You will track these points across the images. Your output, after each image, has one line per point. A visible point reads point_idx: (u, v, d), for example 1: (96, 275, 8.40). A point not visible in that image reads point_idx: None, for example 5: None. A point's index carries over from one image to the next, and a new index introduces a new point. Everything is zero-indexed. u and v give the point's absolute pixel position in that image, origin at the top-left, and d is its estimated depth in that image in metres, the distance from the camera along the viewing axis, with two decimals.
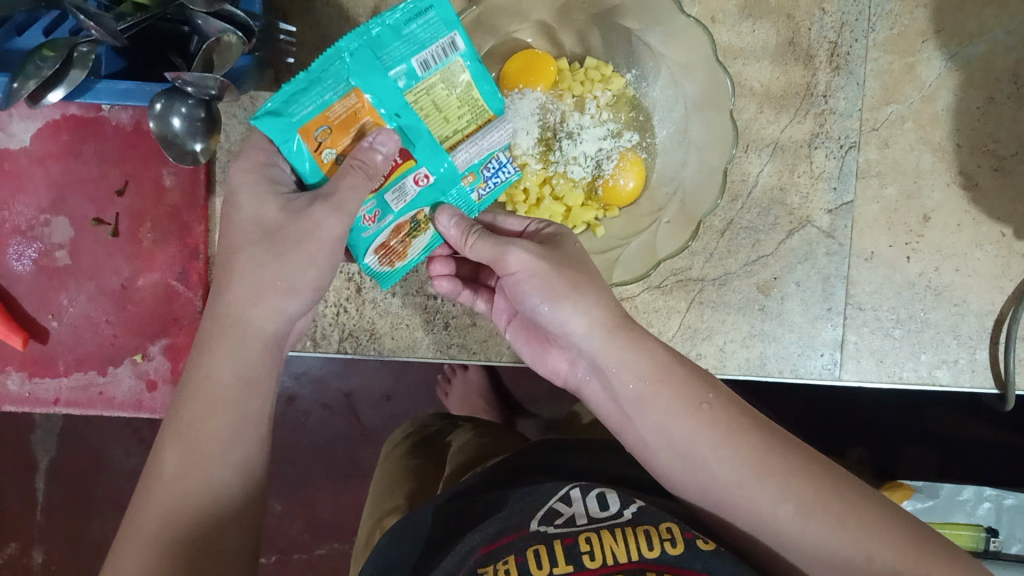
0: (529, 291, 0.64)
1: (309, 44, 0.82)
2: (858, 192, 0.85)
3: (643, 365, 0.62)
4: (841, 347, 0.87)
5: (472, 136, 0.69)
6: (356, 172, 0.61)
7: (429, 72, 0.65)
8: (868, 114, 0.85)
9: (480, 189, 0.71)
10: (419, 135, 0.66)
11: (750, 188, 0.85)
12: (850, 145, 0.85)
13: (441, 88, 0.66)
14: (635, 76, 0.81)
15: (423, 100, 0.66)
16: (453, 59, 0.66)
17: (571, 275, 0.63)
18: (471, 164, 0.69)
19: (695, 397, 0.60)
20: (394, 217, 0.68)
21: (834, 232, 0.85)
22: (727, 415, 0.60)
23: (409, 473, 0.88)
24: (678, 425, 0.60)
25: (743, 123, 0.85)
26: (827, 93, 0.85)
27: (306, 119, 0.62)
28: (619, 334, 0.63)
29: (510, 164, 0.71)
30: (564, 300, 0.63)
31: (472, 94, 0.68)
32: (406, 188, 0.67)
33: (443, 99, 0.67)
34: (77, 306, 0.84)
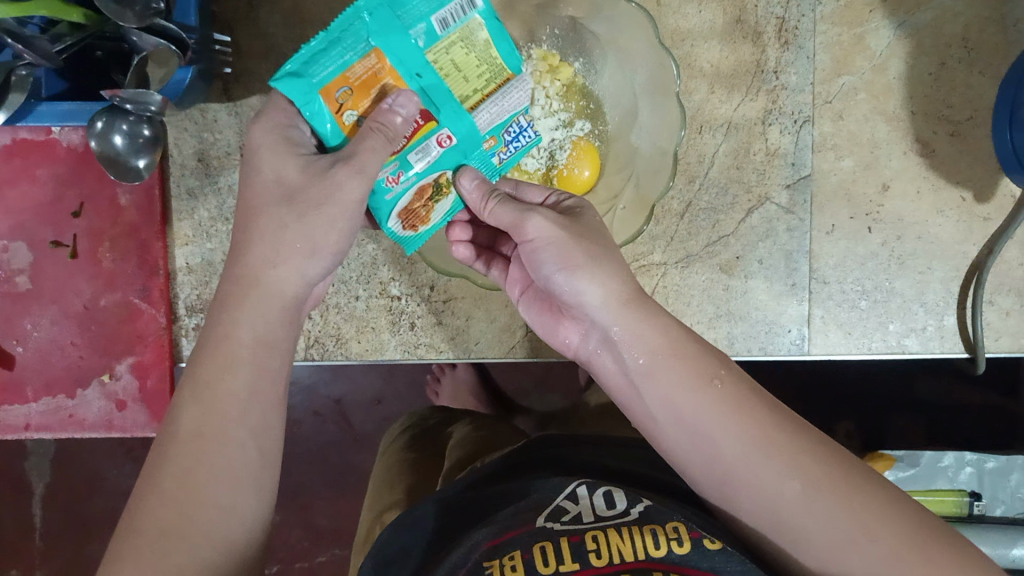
0: (545, 259, 0.62)
1: (255, 52, 0.82)
2: (815, 165, 0.85)
3: (655, 337, 0.60)
4: (809, 321, 0.87)
5: (492, 96, 0.66)
6: (376, 135, 0.60)
7: (448, 31, 0.63)
8: (821, 87, 0.85)
9: (501, 152, 0.69)
10: (442, 96, 0.64)
11: (706, 168, 0.85)
12: (804, 119, 0.85)
13: (460, 47, 0.63)
14: (582, 65, 0.80)
15: (442, 60, 0.63)
16: (472, 17, 0.63)
17: (593, 245, 0.63)
18: (493, 126, 0.67)
19: (707, 372, 0.58)
20: (416, 177, 0.66)
21: (793, 207, 0.85)
22: (738, 392, 0.58)
23: (406, 470, 0.88)
24: (685, 399, 0.58)
25: (694, 105, 0.85)
26: (777, 69, 0.84)
27: (328, 80, 0.61)
28: (632, 307, 0.61)
29: (529, 127, 0.69)
30: (581, 270, 0.61)
31: (494, 49, 0.65)
32: (429, 150, 0.65)
33: (462, 58, 0.64)
34: (42, 330, 0.84)
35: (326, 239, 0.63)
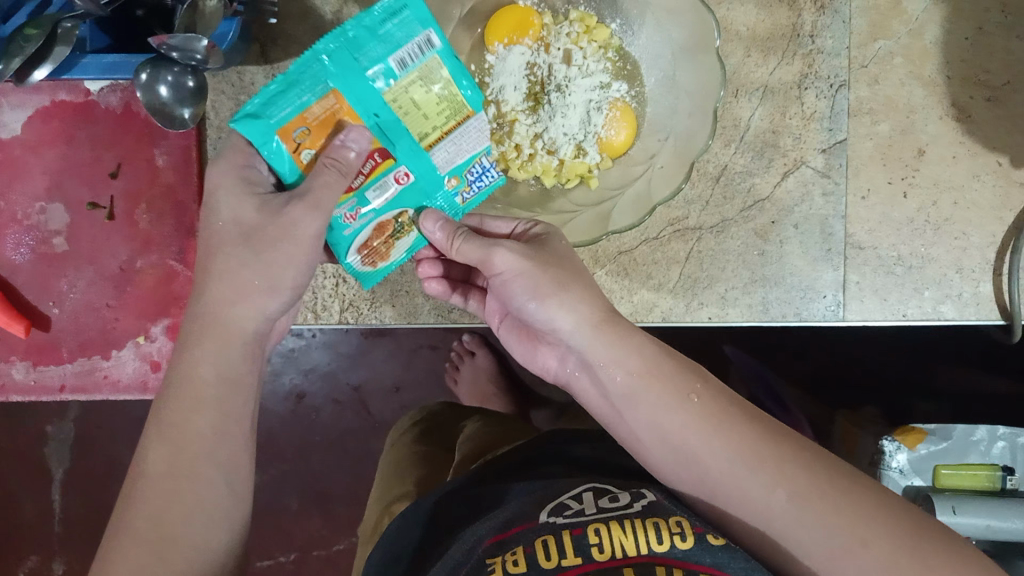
0: (517, 291, 0.64)
1: (293, 16, 0.82)
2: (851, 130, 0.85)
3: (631, 359, 0.61)
4: (844, 287, 0.86)
5: (451, 133, 0.67)
6: (330, 171, 0.61)
7: (406, 71, 0.63)
8: (856, 52, 0.85)
9: (465, 191, 0.71)
10: (400, 136, 0.65)
11: (742, 132, 0.85)
12: (840, 84, 0.85)
13: (419, 86, 0.64)
14: (620, 26, 0.82)
15: (401, 99, 0.64)
16: (430, 56, 0.63)
17: (557, 270, 0.63)
18: (452, 164, 0.68)
19: (684, 388, 0.59)
20: (375, 214, 0.68)
21: (829, 171, 0.85)
22: (716, 406, 0.58)
23: (418, 461, 0.87)
24: (669, 419, 0.59)
25: (731, 68, 0.85)
26: (814, 33, 0.84)
27: (285, 120, 0.62)
28: (601, 327, 0.62)
29: (494, 168, 0.71)
30: (553, 295, 0.62)
31: (452, 89, 0.65)
32: (387, 186, 0.67)
33: (422, 97, 0.65)
34: (77, 291, 0.85)
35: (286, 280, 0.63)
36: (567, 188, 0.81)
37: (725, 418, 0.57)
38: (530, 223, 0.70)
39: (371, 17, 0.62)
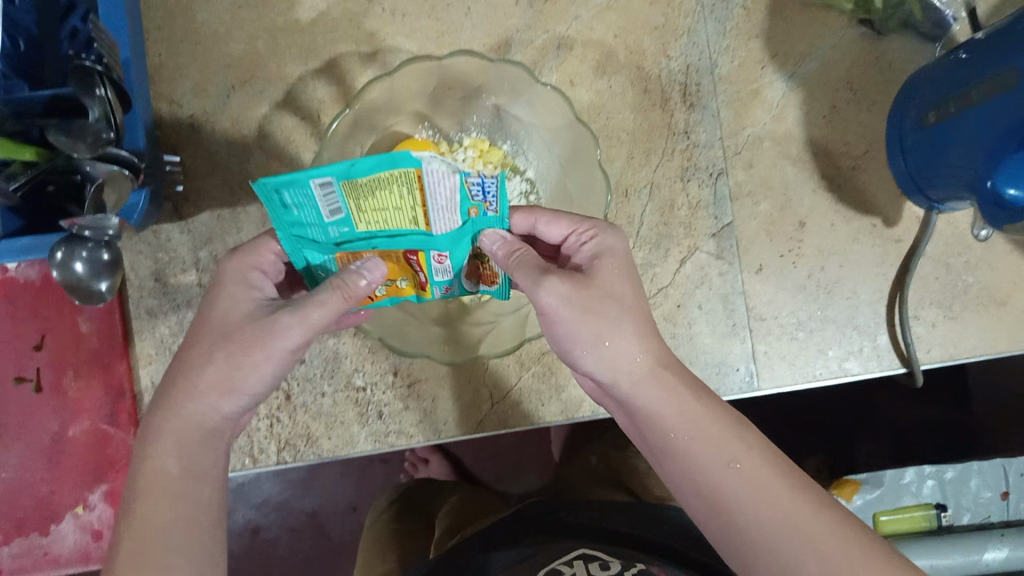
0: (567, 335, 0.64)
1: (203, 171, 0.88)
2: (735, 213, 0.92)
3: (674, 419, 0.63)
4: (754, 357, 0.91)
5: (428, 203, 0.60)
6: (337, 290, 0.63)
7: (344, 208, 0.60)
8: (729, 141, 0.92)
9: (490, 207, 0.63)
10: (408, 239, 0.64)
11: (637, 228, 0.91)
12: (718, 172, 0.92)
13: (362, 203, 0.60)
14: (511, 146, 0.87)
15: (369, 219, 0.61)
16: (340, 186, 0.58)
17: (606, 308, 0.64)
18: (457, 213, 0.62)
19: (727, 454, 0.60)
20: (457, 276, 0.71)
21: (722, 253, 0.92)
22: (759, 469, 0.59)
23: (396, 538, 0.90)
24: (706, 474, 0.60)
25: (617, 172, 0.91)
26: (687, 129, 0.92)
27: None
28: (660, 377, 0.64)
29: (485, 179, 0.60)
30: (609, 333, 0.64)
31: (382, 175, 0.57)
32: (440, 265, 0.68)
33: (377, 207, 0.60)
34: (9, 470, 0.84)
35: (245, 381, 0.62)
36: (482, 303, 0.85)
37: (763, 487, 0.58)
38: (584, 234, 0.68)
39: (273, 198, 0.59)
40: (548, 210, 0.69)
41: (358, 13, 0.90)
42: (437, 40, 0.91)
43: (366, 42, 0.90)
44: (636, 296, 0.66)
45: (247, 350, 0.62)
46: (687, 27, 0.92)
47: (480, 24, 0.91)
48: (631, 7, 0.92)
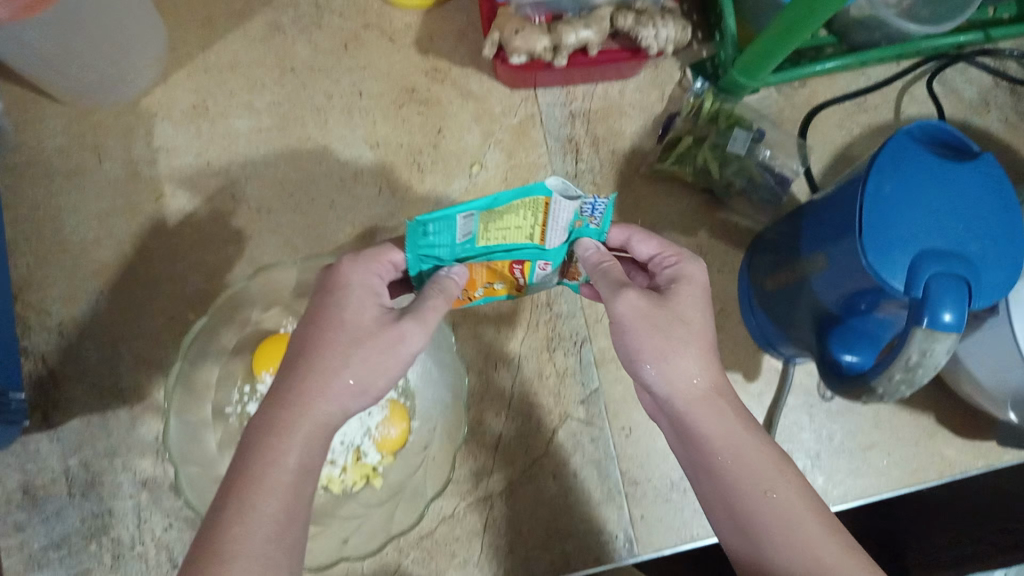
0: (638, 349, 0.66)
1: (71, 377, 0.89)
2: (601, 378, 0.97)
3: (720, 442, 0.64)
4: (633, 522, 0.93)
5: (547, 217, 0.65)
6: (435, 295, 0.67)
7: (470, 228, 0.66)
8: (589, 310, 0.98)
9: (591, 220, 0.69)
10: (523, 251, 0.71)
11: (509, 400, 0.94)
12: (582, 341, 0.98)
13: (494, 223, 0.65)
14: None
15: (491, 229, 0.66)
16: (477, 218, 0.64)
17: (673, 332, 0.66)
18: (563, 225, 0.67)
19: (762, 484, 0.62)
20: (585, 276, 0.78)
21: (592, 419, 0.95)
22: (795, 503, 0.61)
23: None
24: (739, 499, 0.62)
25: (487, 347, 0.96)
26: (550, 302, 0.98)
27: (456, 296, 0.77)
28: (714, 402, 0.66)
29: (602, 199, 0.65)
30: (671, 354, 0.65)
31: (515, 206, 0.64)
32: None
33: (508, 223, 0.66)
34: None
35: (376, 383, 0.64)
36: (355, 491, 0.85)
37: (797, 516, 0.60)
38: (667, 259, 0.73)
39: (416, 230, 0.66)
40: (643, 229, 0.75)
41: (225, 211, 0.93)
42: (303, 232, 0.94)
43: (232, 239, 0.93)
44: (701, 319, 0.68)
45: (378, 357, 0.64)
46: None
47: (345, 215, 0.94)
48: (489, 189, 0.96)
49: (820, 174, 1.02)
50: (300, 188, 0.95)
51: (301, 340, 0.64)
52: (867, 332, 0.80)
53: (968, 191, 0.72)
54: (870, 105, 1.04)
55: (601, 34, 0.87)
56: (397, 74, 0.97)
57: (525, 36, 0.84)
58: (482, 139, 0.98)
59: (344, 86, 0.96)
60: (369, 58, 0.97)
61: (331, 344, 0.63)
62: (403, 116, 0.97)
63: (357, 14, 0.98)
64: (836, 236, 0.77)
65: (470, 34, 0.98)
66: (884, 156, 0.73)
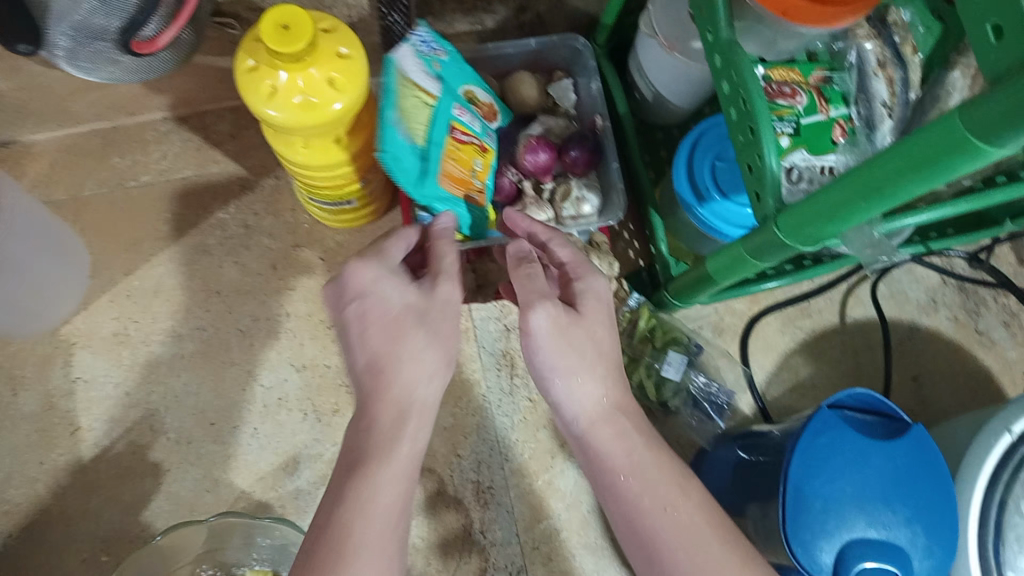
0: (542, 356, 0.62)
1: None
2: None
3: (620, 462, 0.61)
4: None
5: (412, 82, 0.75)
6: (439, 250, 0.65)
7: (413, 142, 0.74)
8: (526, 535, 0.93)
9: (435, 62, 0.78)
10: (436, 116, 0.77)
11: None
12: (518, 569, 0.92)
13: (409, 108, 0.74)
14: None
15: (416, 129, 0.74)
16: (408, 144, 0.73)
17: (575, 337, 0.62)
18: (428, 67, 0.77)
19: (660, 502, 0.59)
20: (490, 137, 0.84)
21: None
22: (699, 516, 0.58)
23: None
24: (647, 527, 0.58)
25: None
26: (483, 528, 0.93)
27: (473, 209, 0.80)
28: (616, 420, 0.62)
29: (421, 35, 0.77)
30: (579, 373, 0.62)
31: (404, 93, 0.73)
32: (470, 118, 0.81)
33: (412, 111, 0.74)
34: None
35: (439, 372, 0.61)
36: None
37: (694, 530, 0.57)
38: (572, 272, 0.67)
39: (388, 163, 0.70)
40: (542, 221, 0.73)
41: (143, 444, 0.90)
42: (224, 463, 0.90)
43: (150, 473, 0.89)
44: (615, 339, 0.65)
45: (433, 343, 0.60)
46: (476, 424, 0.96)
47: (267, 443, 0.91)
48: None
49: (763, 382, 1.00)
50: (223, 416, 0.91)
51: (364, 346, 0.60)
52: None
53: (893, 470, 0.71)
54: (814, 309, 1.03)
55: None
56: None
57: None
58: None
59: (272, 309, 0.94)
60: (298, 279, 0.95)
61: (400, 339, 0.59)
62: (333, 337, 0.94)
63: (287, 233, 0.96)
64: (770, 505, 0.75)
65: None
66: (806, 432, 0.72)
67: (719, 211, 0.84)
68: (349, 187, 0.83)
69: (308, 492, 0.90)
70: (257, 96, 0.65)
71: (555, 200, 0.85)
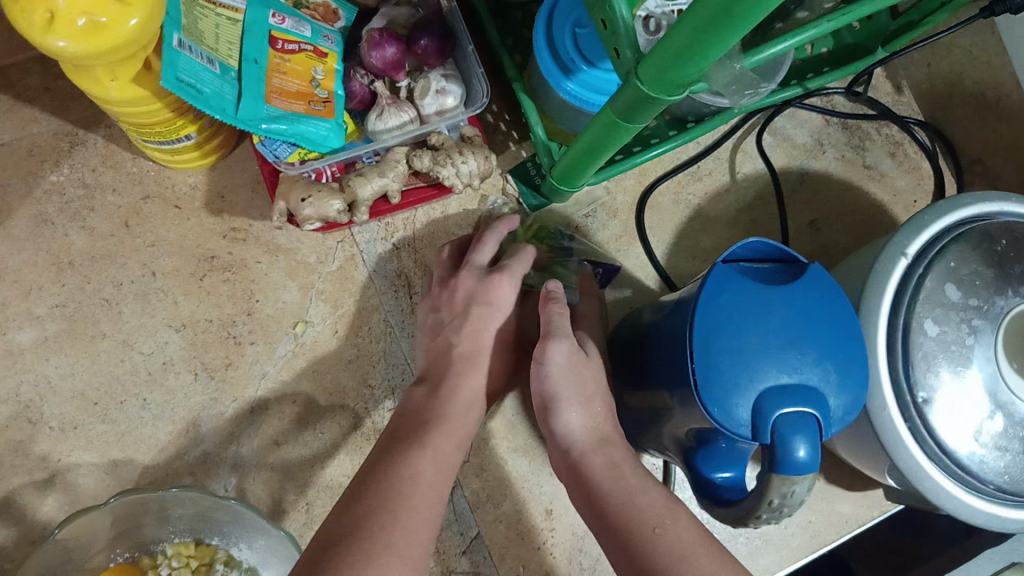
0: (556, 377, 0.70)
1: None
2: (480, 521, 0.90)
3: (610, 478, 0.65)
4: None
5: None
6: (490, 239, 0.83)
7: (220, 63, 0.70)
8: None
9: None
10: (247, 31, 0.73)
11: None
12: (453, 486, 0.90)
13: (207, 29, 0.70)
14: (220, 539, 0.82)
15: (222, 49, 0.71)
16: (212, 66, 0.69)
17: (582, 368, 0.71)
18: None
19: (651, 522, 0.60)
20: (336, 45, 0.78)
21: (478, 568, 0.89)
22: (682, 532, 0.59)
23: None
24: (632, 520, 0.61)
25: None
26: None
27: (319, 123, 0.75)
28: (608, 449, 0.68)
29: None
30: (583, 399, 0.70)
31: (194, 13, 0.69)
32: (297, 25, 0.75)
33: (212, 30, 0.70)
34: None
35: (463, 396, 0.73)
36: None
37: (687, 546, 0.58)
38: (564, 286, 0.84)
39: (189, 90, 0.66)
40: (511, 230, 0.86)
41: (23, 440, 0.83)
42: (117, 442, 0.84)
43: (39, 468, 0.83)
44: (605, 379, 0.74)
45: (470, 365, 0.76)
46: None
47: (162, 412, 0.85)
48: (319, 349, 0.88)
49: (666, 253, 0.98)
50: (106, 393, 0.85)
51: (471, 336, 0.77)
52: (734, 449, 0.74)
53: (794, 313, 0.69)
54: (704, 172, 1.00)
55: (399, 178, 0.81)
56: (190, 243, 0.88)
57: (314, 201, 0.77)
58: (301, 295, 0.89)
59: (134, 270, 0.86)
60: (157, 234, 0.87)
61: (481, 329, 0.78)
62: (208, 289, 0.87)
63: (132, 185, 0.88)
64: (679, 372, 0.73)
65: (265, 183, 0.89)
66: (707, 292, 0.70)
67: (587, 82, 0.80)
68: (182, 118, 0.75)
69: (217, 454, 0.85)
70: (32, 28, 0.58)
71: (415, 97, 0.81)
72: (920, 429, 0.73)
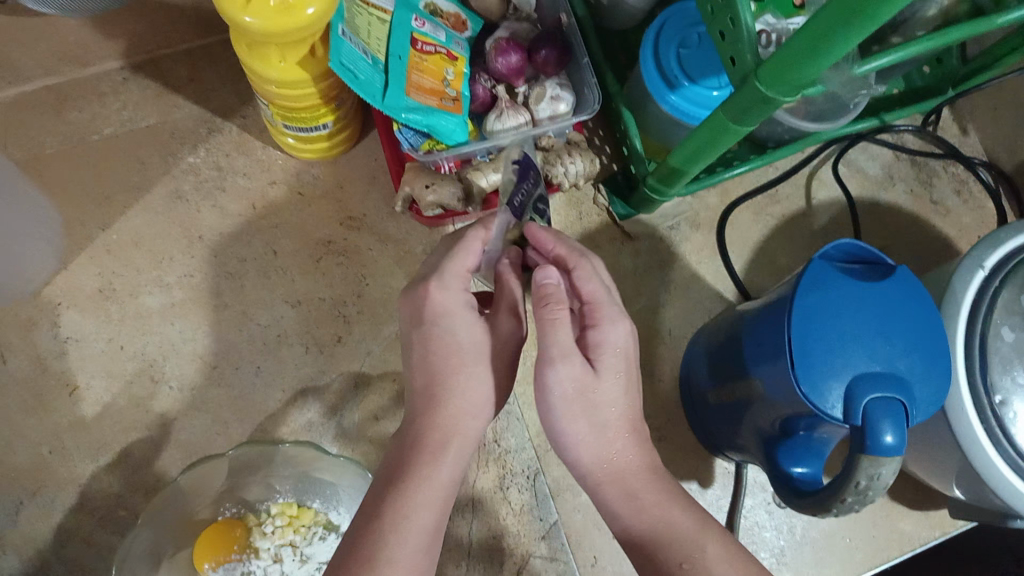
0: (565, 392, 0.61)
1: None
2: (559, 509, 0.94)
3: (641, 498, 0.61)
4: None
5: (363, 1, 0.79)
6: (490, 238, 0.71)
7: (371, 56, 0.78)
8: (539, 440, 0.96)
9: None
10: (393, 32, 0.81)
11: (467, 550, 0.91)
12: (534, 472, 0.95)
13: (362, 27, 0.78)
14: (322, 503, 0.85)
15: (373, 45, 0.79)
16: (365, 57, 0.77)
17: (602, 366, 0.62)
18: None
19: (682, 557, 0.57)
20: (465, 52, 0.86)
21: (556, 554, 0.93)
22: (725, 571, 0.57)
23: None
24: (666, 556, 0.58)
25: None
26: (496, 438, 0.95)
27: (449, 117, 0.83)
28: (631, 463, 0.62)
29: None
30: (598, 411, 0.62)
31: (353, 11, 0.77)
32: (436, 31, 0.84)
33: (366, 28, 0.79)
34: None
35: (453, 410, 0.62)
36: None
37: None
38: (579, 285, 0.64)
39: (348, 74, 0.74)
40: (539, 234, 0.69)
41: (144, 396, 0.89)
42: (230, 406, 0.90)
43: (156, 424, 0.88)
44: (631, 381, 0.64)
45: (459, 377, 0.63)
46: None
47: (272, 381, 0.91)
48: None
49: (743, 269, 1.04)
50: (223, 359, 0.91)
51: (430, 361, 0.64)
52: (810, 441, 0.79)
53: (885, 310, 0.74)
54: (782, 196, 1.07)
55: None
56: (310, 229, 0.95)
57: (436, 189, 0.84)
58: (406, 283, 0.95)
59: (258, 248, 0.94)
60: (279, 217, 0.95)
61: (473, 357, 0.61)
62: (322, 271, 0.94)
63: (261, 172, 0.96)
64: (768, 360, 0.78)
65: (380, 178, 0.97)
66: (802, 288, 0.75)
67: (689, 97, 0.87)
68: (324, 107, 0.83)
69: (320, 424, 0.90)
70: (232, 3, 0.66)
71: (529, 103, 0.87)
72: (997, 432, 0.76)
